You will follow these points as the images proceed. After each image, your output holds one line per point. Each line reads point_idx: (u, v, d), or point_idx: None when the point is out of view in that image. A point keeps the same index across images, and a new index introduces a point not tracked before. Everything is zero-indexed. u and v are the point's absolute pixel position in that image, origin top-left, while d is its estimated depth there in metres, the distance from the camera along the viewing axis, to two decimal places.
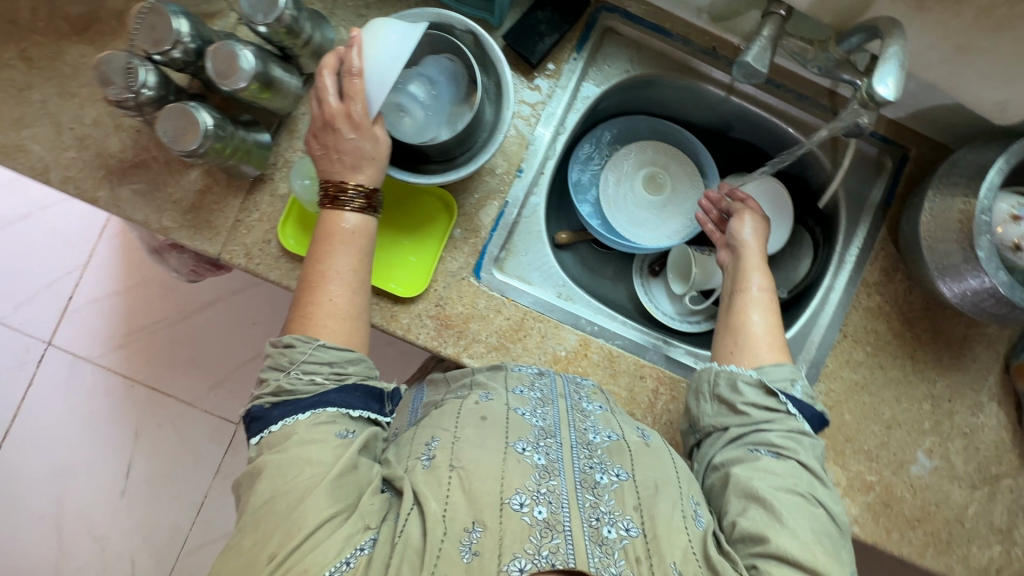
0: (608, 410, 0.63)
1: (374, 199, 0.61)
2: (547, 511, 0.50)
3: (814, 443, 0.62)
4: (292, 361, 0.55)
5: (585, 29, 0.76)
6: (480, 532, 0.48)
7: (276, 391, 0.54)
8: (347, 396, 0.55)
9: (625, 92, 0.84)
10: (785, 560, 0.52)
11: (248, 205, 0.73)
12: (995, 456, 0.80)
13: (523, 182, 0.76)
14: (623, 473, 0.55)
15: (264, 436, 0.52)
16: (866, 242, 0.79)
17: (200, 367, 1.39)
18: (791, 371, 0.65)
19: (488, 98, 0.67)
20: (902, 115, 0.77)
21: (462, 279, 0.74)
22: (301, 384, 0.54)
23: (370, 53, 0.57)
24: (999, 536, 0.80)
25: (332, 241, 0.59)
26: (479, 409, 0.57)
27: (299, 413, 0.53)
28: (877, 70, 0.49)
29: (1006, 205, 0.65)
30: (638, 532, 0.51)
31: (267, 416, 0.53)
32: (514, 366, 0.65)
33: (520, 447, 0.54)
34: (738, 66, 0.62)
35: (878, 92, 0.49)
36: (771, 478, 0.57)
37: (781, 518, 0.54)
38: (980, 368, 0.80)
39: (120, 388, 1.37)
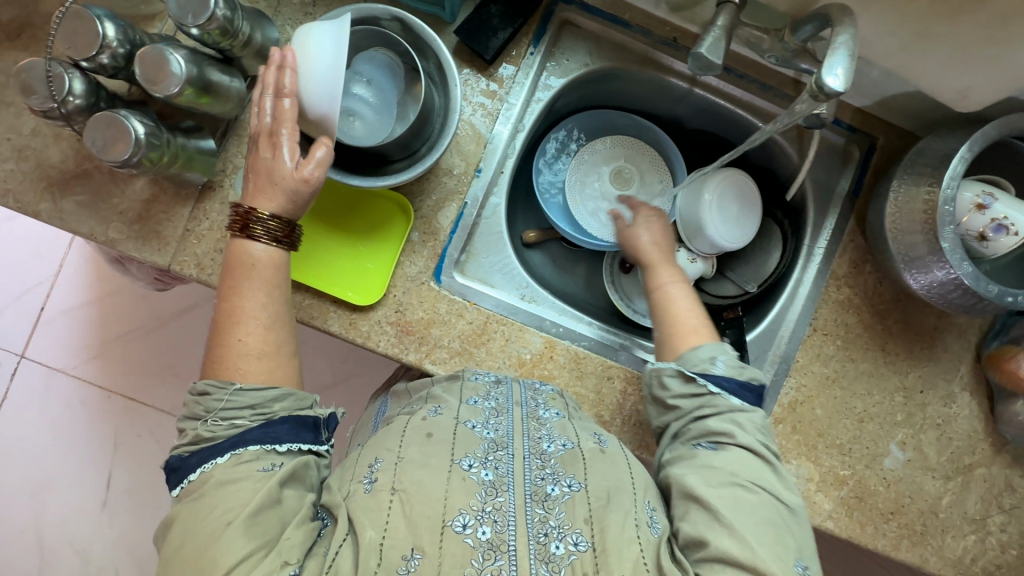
0: (565, 417, 0.62)
1: (285, 231, 0.58)
2: (491, 531, 0.49)
3: (750, 417, 0.60)
4: (208, 410, 0.54)
5: (541, 23, 0.74)
6: (419, 559, 0.48)
7: (194, 440, 0.53)
8: (270, 433, 0.53)
9: (586, 86, 0.82)
10: (728, 562, 0.49)
11: (197, 214, 0.71)
12: (968, 446, 0.79)
13: (481, 182, 0.74)
14: (575, 483, 0.54)
15: (183, 487, 0.51)
16: (834, 234, 0.78)
17: (175, 376, 1.36)
18: (710, 350, 0.64)
19: (432, 83, 0.63)
20: (868, 103, 0.75)
21: (422, 283, 0.72)
22: (220, 429, 0.53)
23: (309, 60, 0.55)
24: (973, 525, 0.79)
25: (240, 279, 0.57)
26: (426, 426, 0.56)
27: (217, 458, 0.51)
28: (827, 60, 0.46)
29: (970, 193, 0.63)
30: (587, 546, 0.50)
31: (183, 466, 0.52)
32: (471, 376, 0.65)
33: (467, 463, 0.53)
34: (691, 59, 0.59)
35: (829, 84, 0.46)
36: (708, 472, 0.55)
37: (718, 516, 0.52)
38: (951, 358, 0.79)
39: (94, 400, 1.35)
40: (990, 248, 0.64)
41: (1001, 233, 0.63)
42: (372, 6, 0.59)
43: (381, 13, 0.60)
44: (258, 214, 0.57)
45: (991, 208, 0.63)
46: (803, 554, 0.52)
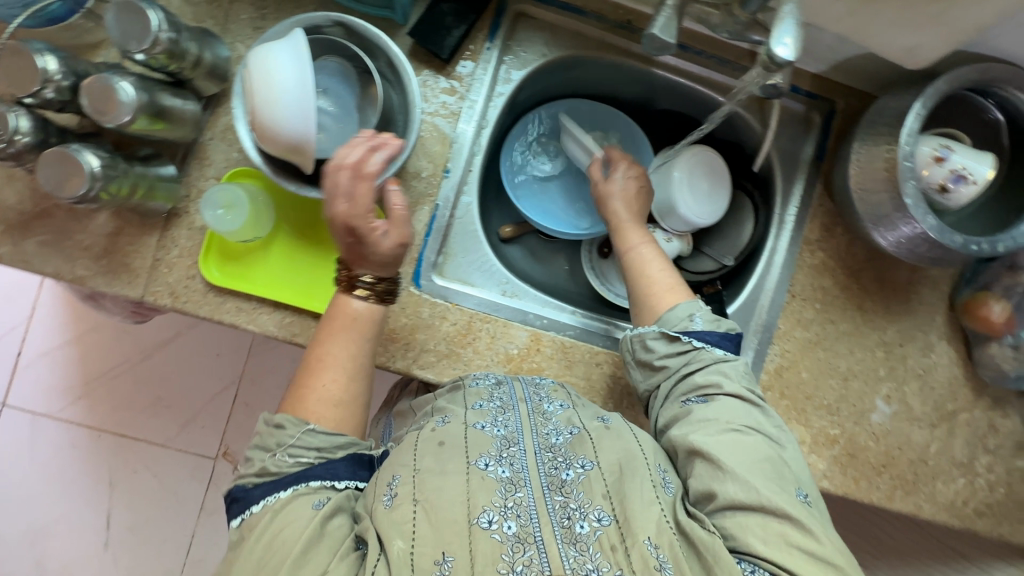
0: (570, 406, 0.63)
1: (382, 289, 0.61)
2: (516, 525, 0.51)
3: (734, 365, 0.64)
4: (278, 444, 0.56)
5: (494, 17, 0.74)
6: (451, 561, 0.48)
7: (260, 472, 0.55)
8: (334, 469, 0.55)
9: (547, 76, 0.82)
10: (738, 506, 0.53)
11: (165, 242, 0.69)
12: (950, 393, 0.81)
13: (451, 182, 0.73)
14: (588, 463, 0.56)
15: (245, 518, 0.52)
16: (803, 201, 0.79)
17: (166, 407, 1.34)
18: (686, 308, 0.67)
19: (388, 83, 0.62)
20: (824, 69, 0.76)
21: (402, 289, 0.72)
22: (285, 465, 0.55)
23: (274, 89, 0.51)
24: (961, 469, 0.82)
25: (336, 329, 0.60)
26: (436, 435, 0.57)
27: (280, 491, 0.53)
28: (774, 30, 0.47)
29: (928, 147, 0.65)
30: (610, 519, 0.52)
31: (246, 496, 0.54)
32: (472, 382, 0.65)
33: (483, 462, 0.54)
34: (646, 39, 0.60)
35: (779, 53, 0.47)
36: (709, 428, 0.58)
37: (723, 466, 0.55)
38: (928, 310, 0.81)
39: (85, 440, 1.32)
40: (951, 199, 0.66)
41: (960, 183, 0.64)
42: (311, 15, 0.58)
43: (322, 20, 0.59)
44: (358, 278, 0.60)
45: (948, 159, 0.64)
46: (800, 481, 0.57)
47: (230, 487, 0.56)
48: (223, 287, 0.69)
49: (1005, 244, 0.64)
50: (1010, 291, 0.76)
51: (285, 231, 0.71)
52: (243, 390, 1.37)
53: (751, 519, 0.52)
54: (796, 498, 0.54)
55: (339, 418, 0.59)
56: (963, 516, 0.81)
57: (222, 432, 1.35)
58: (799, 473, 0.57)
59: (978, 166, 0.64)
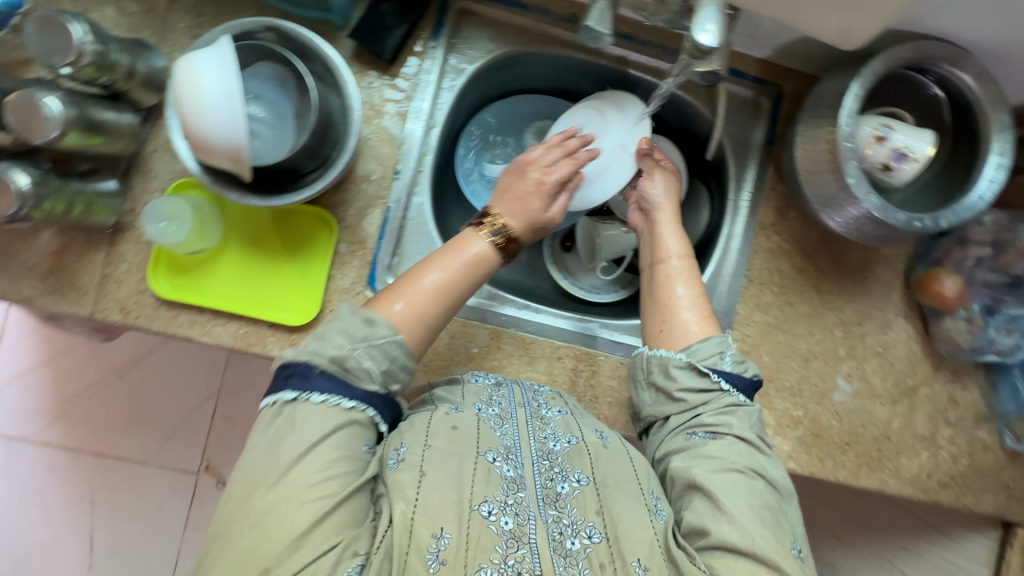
0: (568, 414, 0.65)
1: (504, 246, 0.66)
2: (513, 521, 0.53)
3: (749, 411, 0.63)
4: (364, 338, 0.57)
5: (437, 15, 0.73)
6: (448, 538, 0.50)
7: (333, 361, 0.56)
8: (386, 404, 0.59)
9: (495, 73, 0.82)
10: (729, 549, 0.54)
11: (113, 258, 0.68)
12: (909, 368, 0.82)
13: (402, 183, 0.73)
14: (583, 478, 0.58)
15: (302, 398, 0.55)
16: (756, 185, 0.79)
17: (145, 424, 1.33)
18: (717, 344, 0.65)
19: (326, 87, 0.62)
20: (769, 53, 0.77)
21: (358, 293, 0.72)
22: (359, 368, 0.56)
23: (199, 94, 0.51)
24: (924, 443, 0.83)
25: (450, 256, 0.64)
26: (450, 419, 0.59)
27: (345, 398, 0.56)
28: (697, 17, 0.47)
29: (868, 127, 0.65)
30: (602, 537, 0.54)
31: (311, 380, 0.55)
32: (471, 378, 0.67)
33: (491, 456, 0.57)
34: (581, 31, 0.61)
35: (702, 40, 0.47)
36: (711, 463, 0.59)
37: (721, 505, 0.56)
38: (883, 288, 0.82)
39: (64, 462, 1.30)
40: (895, 176, 0.66)
41: (902, 161, 0.65)
42: (242, 22, 0.58)
43: (253, 26, 0.58)
44: (498, 227, 0.66)
45: (889, 138, 0.65)
46: (796, 535, 0.57)
47: (290, 357, 0.57)
48: (174, 301, 0.69)
49: (947, 220, 0.64)
50: (963, 266, 0.77)
51: (235, 240, 0.70)
52: (222, 403, 1.35)
53: (735, 567, 0.53)
54: (789, 552, 0.55)
55: (425, 337, 0.62)
56: (928, 489, 0.82)
57: (204, 445, 1.34)
58: (793, 526, 0.58)
59: (918, 144, 0.65)
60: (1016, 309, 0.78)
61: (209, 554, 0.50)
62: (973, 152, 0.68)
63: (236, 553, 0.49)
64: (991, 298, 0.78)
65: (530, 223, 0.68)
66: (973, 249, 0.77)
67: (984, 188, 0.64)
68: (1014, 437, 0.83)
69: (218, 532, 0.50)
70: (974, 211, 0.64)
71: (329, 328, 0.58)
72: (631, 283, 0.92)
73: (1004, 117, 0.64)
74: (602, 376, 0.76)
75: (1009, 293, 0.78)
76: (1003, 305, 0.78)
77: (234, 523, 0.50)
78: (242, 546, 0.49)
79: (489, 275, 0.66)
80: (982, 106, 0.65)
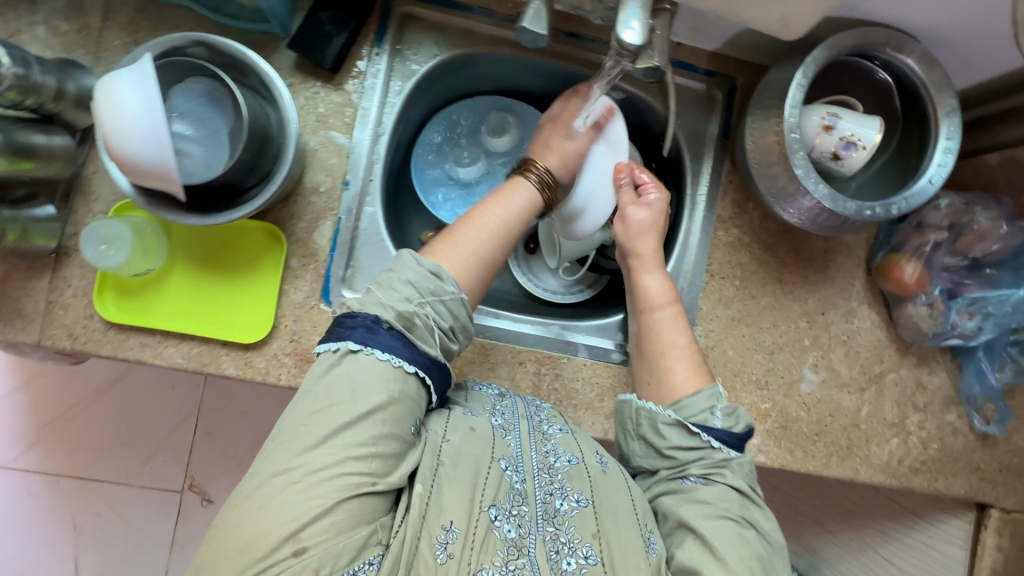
0: (569, 431, 0.65)
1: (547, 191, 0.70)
2: (515, 530, 0.54)
3: (739, 462, 0.62)
4: (431, 293, 0.57)
5: (380, 21, 0.72)
6: (456, 533, 0.51)
7: (401, 316, 0.55)
8: (442, 375, 0.58)
9: (445, 76, 0.81)
10: None
11: (58, 283, 0.67)
12: (875, 355, 0.82)
13: (351, 193, 0.72)
14: (582, 499, 0.58)
15: (364, 350, 0.53)
16: (712, 179, 0.79)
17: (125, 446, 1.24)
18: (707, 398, 0.64)
19: (263, 101, 0.61)
20: (719, 45, 0.76)
21: (311, 307, 0.70)
22: (429, 322, 0.56)
23: (121, 119, 0.49)
24: (893, 429, 0.82)
25: (503, 203, 0.67)
26: (468, 421, 0.60)
27: (408, 362, 0.54)
28: (620, 14, 0.49)
29: (816, 117, 0.65)
30: (596, 560, 0.55)
31: (376, 334, 0.54)
32: (476, 386, 0.67)
33: (503, 464, 0.58)
34: (518, 34, 0.59)
35: (627, 37, 0.49)
36: (698, 506, 0.58)
37: (714, 550, 0.55)
38: (846, 276, 0.81)
39: (43, 488, 1.22)
40: (845, 165, 0.66)
41: (851, 150, 0.64)
42: (168, 36, 0.56)
43: (182, 42, 0.57)
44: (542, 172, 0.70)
45: (836, 127, 0.64)
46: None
47: (355, 305, 0.56)
48: (122, 323, 0.67)
49: (899, 207, 0.64)
50: (921, 251, 0.77)
51: (182, 259, 0.69)
52: (203, 420, 1.27)
53: None
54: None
55: (479, 289, 0.63)
56: (900, 476, 0.82)
57: (186, 464, 1.26)
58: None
59: (867, 132, 0.64)
60: (977, 292, 0.77)
61: (231, 513, 0.48)
62: (923, 137, 0.68)
63: (267, 512, 0.47)
64: (951, 281, 0.78)
65: (564, 159, 0.72)
66: (931, 233, 0.77)
67: (935, 173, 0.64)
68: (983, 419, 0.82)
69: (247, 490, 0.48)
70: (925, 195, 0.64)
71: (395, 277, 0.57)
72: (596, 281, 0.92)
73: (950, 101, 0.64)
74: (565, 379, 0.75)
75: (969, 276, 0.78)
76: (964, 288, 0.78)
77: (268, 482, 0.48)
78: (270, 510, 0.47)
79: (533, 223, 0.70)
80: (928, 91, 0.65)
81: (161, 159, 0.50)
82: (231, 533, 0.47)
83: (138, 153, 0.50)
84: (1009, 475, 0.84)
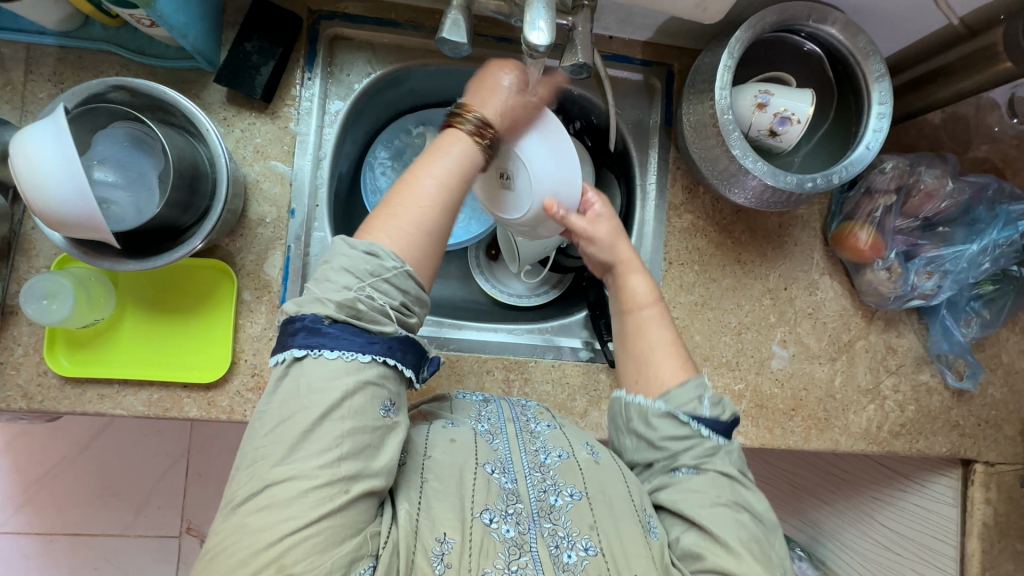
0: (557, 427, 0.63)
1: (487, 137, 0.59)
2: (515, 528, 0.52)
3: (729, 448, 0.60)
4: (370, 274, 0.51)
5: (309, 45, 0.72)
6: (452, 543, 0.49)
7: (343, 308, 0.50)
8: (407, 346, 0.53)
9: (383, 91, 0.82)
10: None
11: (7, 342, 0.65)
12: (843, 324, 0.81)
13: (298, 221, 0.71)
14: (577, 492, 0.55)
15: (311, 355, 0.49)
16: (660, 168, 0.79)
17: (117, 495, 1.17)
18: (696, 387, 0.61)
19: (193, 138, 0.62)
20: (650, 35, 0.77)
21: (270, 339, 0.70)
22: (372, 301, 0.51)
23: (37, 174, 0.48)
24: (869, 396, 0.82)
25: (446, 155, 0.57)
26: (447, 433, 0.58)
27: (361, 351, 0.50)
28: (527, 16, 0.50)
29: (748, 96, 0.65)
30: (597, 550, 0.52)
31: (321, 334, 0.50)
32: (460, 395, 0.66)
33: (490, 468, 0.55)
34: (439, 45, 0.59)
35: (535, 37, 0.50)
36: (695, 498, 0.57)
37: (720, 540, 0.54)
38: (804, 249, 0.81)
39: (38, 548, 1.15)
40: (782, 140, 0.66)
41: (786, 125, 0.65)
42: (88, 83, 0.55)
43: (100, 87, 0.56)
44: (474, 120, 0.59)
45: (769, 104, 0.64)
46: (782, 564, 0.56)
47: (296, 309, 0.51)
48: (77, 377, 0.66)
49: (839, 175, 0.64)
50: (874, 216, 0.76)
51: (133, 306, 0.68)
52: (194, 459, 1.20)
53: None
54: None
55: (433, 254, 0.56)
56: (880, 441, 0.82)
57: (182, 507, 1.19)
58: (782, 561, 0.56)
59: (799, 105, 0.64)
60: (933, 252, 0.77)
61: (216, 541, 0.46)
62: (858, 104, 0.68)
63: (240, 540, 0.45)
64: (906, 243, 0.78)
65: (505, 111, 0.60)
66: (880, 197, 0.76)
67: (871, 138, 0.64)
68: (955, 375, 0.82)
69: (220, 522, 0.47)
70: (864, 162, 0.64)
71: (331, 268, 0.52)
72: (560, 281, 0.92)
73: (878, 66, 0.65)
74: (535, 383, 0.75)
75: (924, 236, 0.78)
76: (919, 249, 0.78)
77: (236, 509, 0.46)
78: (244, 531, 0.45)
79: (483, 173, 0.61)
80: (855, 59, 0.66)
81: (84, 208, 0.49)
82: (218, 561, 0.45)
83: (59, 206, 0.49)
84: (987, 428, 0.84)
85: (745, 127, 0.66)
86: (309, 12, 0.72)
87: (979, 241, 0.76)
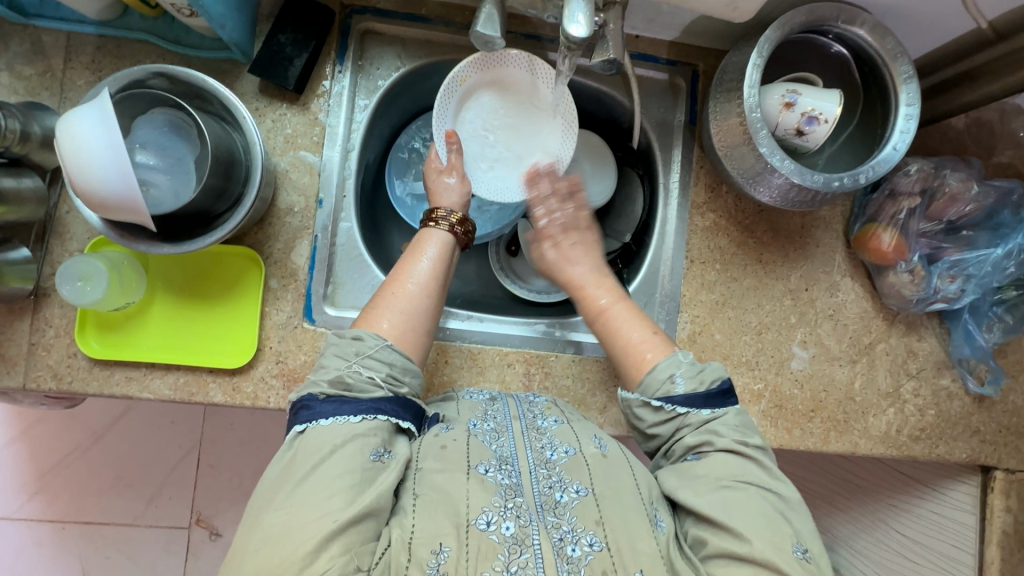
0: (564, 423, 0.62)
1: (456, 229, 0.71)
2: (515, 525, 0.51)
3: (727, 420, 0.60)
4: (357, 354, 0.59)
5: (340, 39, 0.73)
6: (448, 552, 0.49)
7: (334, 384, 0.57)
8: (397, 405, 0.58)
9: (412, 85, 0.83)
10: (730, 557, 0.52)
11: (39, 324, 0.66)
12: (863, 326, 0.81)
13: (325, 211, 0.72)
14: (582, 488, 0.55)
15: (310, 427, 0.54)
16: (684, 165, 0.80)
17: (129, 485, 1.18)
18: (667, 368, 0.63)
19: (230, 127, 0.63)
20: (676, 35, 0.78)
21: (295, 327, 0.70)
22: (360, 374, 0.57)
23: (82, 155, 0.49)
24: (889, 399, 0.81)
25: (414, 252, 0.68)
26: (440, 440, 0.58)
27: (354, 414, 0.55)
28: (566, 8, 0.51)
29: (776, 95, 0.65)
30: (602, 546, 0.51)
31: (315, 408, 0.55)
32: (466, 396, 0.67)
33: (483, 468, 0.55)
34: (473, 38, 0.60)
35: (574, 30, 0.51)
36: (697, 481, 0.57)
37: (728, 525, 0.53)
38: (825, 251, 0.81)
39: (50, 537, 1.16)
40: (809, 140, 0.67)
41: (813, 125, 0.65)
42: (129, 70, 0.57)
43: (141, 74, 0.57)
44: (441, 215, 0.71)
45: (797, 103, 0.65)
46: (800, 536, 0.53)
47: (295, 395, 0.57)
48: (106, 360, 0.67)
49: (866, 175, 0.64)
50: (897, 219, 0.76)
51: (162, 291, 0.69)
52: (206, 451, 1.21)
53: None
54: (790, 557, 0.51)
55: (414, 339, 0.63)
56: (900, 445, 0.81)
57: (193, 499, 1.20)
58: (804, 532, 0.54)
59: (827, 105, 0.65)
60: (956, 256, 0.77)
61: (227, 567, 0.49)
62: (885, 106, 0.68)
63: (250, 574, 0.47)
64: (930, 247, 0.78)
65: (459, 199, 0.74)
66: (904, 200, 0.77)
67: (898, 139, 0.65)
68: (977, 381, 0.82)
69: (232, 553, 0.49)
70: (891, 162, 0.65)
71: (325, 355, 0.60)
72: None
73: (906, 68, 0.65)
74: (556, 377, 0.75)
75: (947, 240, 0.78)
76: (942, 252, 0.78)
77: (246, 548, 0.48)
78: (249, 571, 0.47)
79: (453, 264, 0.70)
80: (883, 60, 0.66)
81: (123, 187, 0.50)
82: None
83: (103, 189, 0.50)
84: (1008, 435, 0.83)
85: (772, 126, 0.67)
86: (341, 6, 0.73)
87: (1004, 245, 0.76)
